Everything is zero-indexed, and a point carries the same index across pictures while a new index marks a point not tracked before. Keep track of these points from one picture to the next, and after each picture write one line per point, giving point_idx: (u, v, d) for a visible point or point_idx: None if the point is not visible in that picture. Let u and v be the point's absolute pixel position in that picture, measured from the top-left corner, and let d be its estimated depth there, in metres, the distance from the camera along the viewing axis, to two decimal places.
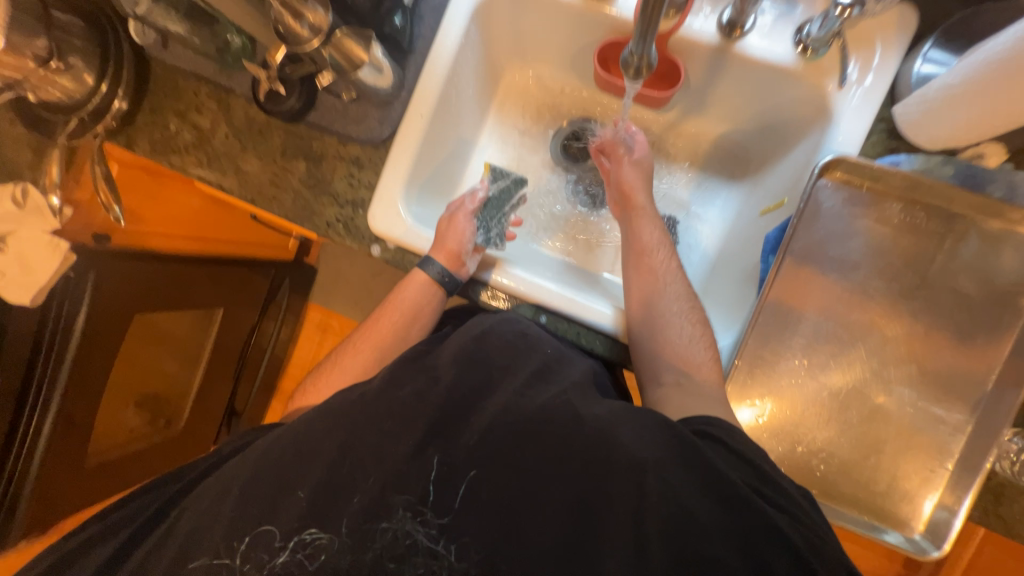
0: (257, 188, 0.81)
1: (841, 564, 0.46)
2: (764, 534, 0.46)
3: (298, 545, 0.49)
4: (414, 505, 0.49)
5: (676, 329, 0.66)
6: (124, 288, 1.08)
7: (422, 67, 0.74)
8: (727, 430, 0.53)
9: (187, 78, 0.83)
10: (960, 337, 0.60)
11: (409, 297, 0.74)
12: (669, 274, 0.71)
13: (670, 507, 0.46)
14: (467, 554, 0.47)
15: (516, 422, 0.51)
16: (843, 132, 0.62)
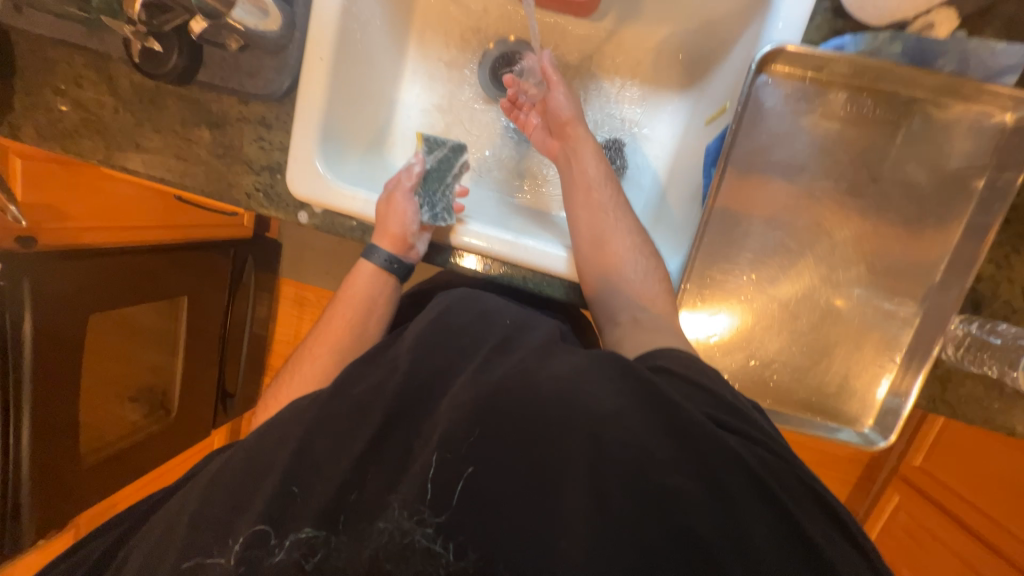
0: (165, 165, 0.74)
1: (803, 485, 0.44)
2: (727, 464, 0.43)
3: (293, 545, 0.43)
4: (410, 503, 0.42)
5: (629, 265, 0.63)
6: (68, 282, 1.05)
7: (310, 4, 0.64)
8: (685, 364, 0.52)
9: (56, 48, 0.73)
10: (908, 230, 0.58)
11: (360, 287, 0.69)
12: (617, 207, 0.66)
13: (630, 449, 0.42)
14: (463, 552, 0.41)
15: (471, 386, 0.46)
16: (783, 18, 0.56)
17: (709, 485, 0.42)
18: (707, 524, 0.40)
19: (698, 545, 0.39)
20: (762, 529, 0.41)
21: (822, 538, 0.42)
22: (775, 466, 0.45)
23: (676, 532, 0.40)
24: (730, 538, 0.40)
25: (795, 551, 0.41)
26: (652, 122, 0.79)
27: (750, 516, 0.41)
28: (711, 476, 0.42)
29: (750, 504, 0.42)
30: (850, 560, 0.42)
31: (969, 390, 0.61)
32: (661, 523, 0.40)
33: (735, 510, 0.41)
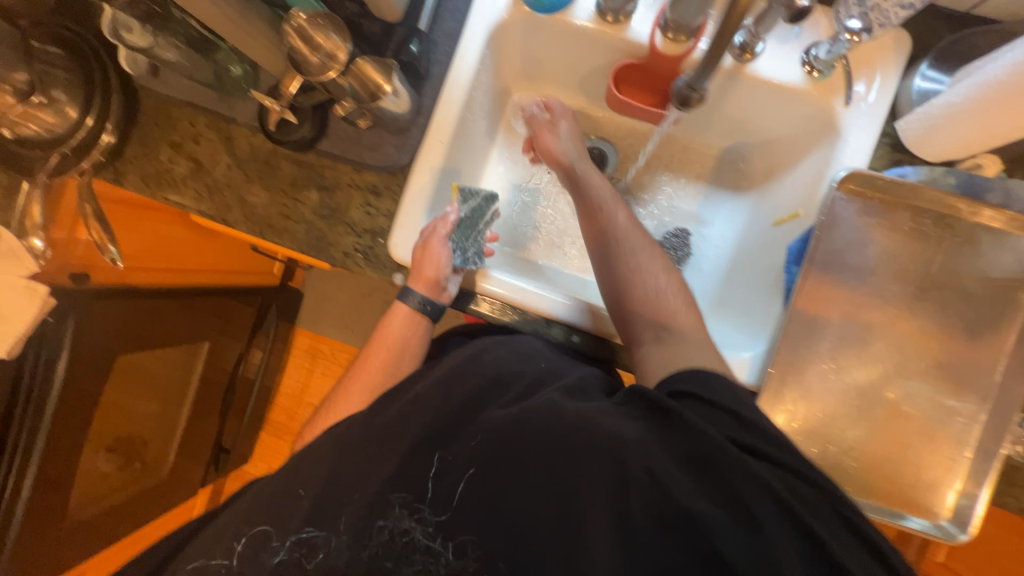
0: (267, 221, 0.77)
1: (827, 501, 0.49)
2: (746, 485, 0.49)
3: (294, 545, 0.55)
4: (410, 504, 0.55)
5: (642, 282, 0.69)
6: (105, 323, 0.99)
7: (440, 93, 0.73)
8: (705, 382, 0.56)
9: (181, 108, 0.79)
10: (969, 334, 0.65)
11: (396, 331, 0.74)
12: (628, 232, 0.73)
13: (650, 473, 0.50)
14: (463, 550, 0.52)
15: (504, 420, 0.56)
16: (852, 148, 0.66)
17: (726, 504, 0.49)
18: (721, 535, 0.47)
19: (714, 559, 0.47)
20: (780, 544, 0.47)
21: (844, 553, 0.47)
22: (799, 485, 0.50)
23: (694, 546, 0.48)
24: (744, 548, 0.47)
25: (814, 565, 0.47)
26: (713, 216, 0.88)
27: (767, 536, 0.47)
28: (730, 497, 0.49)
29: (767, 523, 0.48)
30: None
31: None
32: (679, 537, 0.48)
33: (755, 526, 0.48)
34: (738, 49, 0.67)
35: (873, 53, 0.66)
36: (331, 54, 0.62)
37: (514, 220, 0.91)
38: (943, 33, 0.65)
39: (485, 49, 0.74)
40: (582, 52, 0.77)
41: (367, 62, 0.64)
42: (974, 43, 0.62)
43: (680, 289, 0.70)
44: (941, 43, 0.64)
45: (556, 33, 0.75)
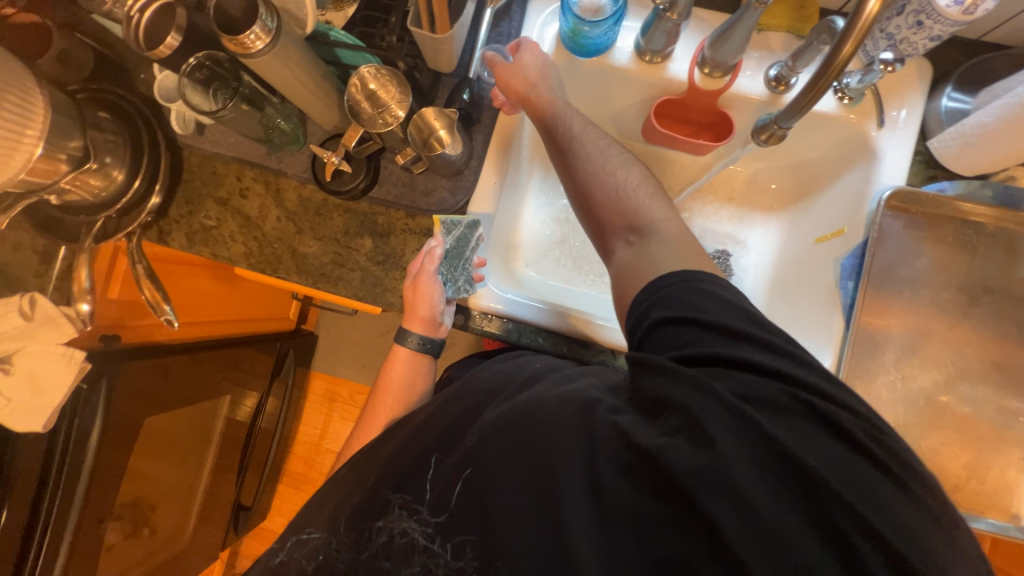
0: (321, 270, 0.77)
1: (830, 444, 0.43)
2: (714, 412, 0.44)
3: (294, 545, 0.60)
4: (410, 505, 0.55)
5: (628, 190, 0.62)
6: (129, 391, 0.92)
7: (491, 135, 0.74)
8: (717, 313, 0.49)
9: (228, 164, 0.79)
10: (1023, 335, 0.67)
11: (399, 372, 0.76)
12: (599, 153, 0.65)
13: (616, 425, 0.47)
14: (462, 551, 0.50)
15: (498, 415, 0.53)
16: (890, 166, 0.70)
17: (693, 436, 0.44)
18: (684, 469, 0.43)
19: (681, 495, 0.43)
20: (756, 478, 0.42)
21: (843, 470, 0.42)
22: (775, 398, 0.45)
23: (662, 491, 0.44)
24: (711, 479, 0.42)
25: (802, 496, 0.41)
26: (748, 234, 0.91)
27: (738, 465, 0.42)
28: (698, 430, 0.44)
29: (740, 453, 0.43)
30: (887, 485, 0.42)
31: None
32: (649, 481, 0.44)
33: (727, 463, 0.42)
34: (773, 81, 0.72)
35: (899, 83, 0.71)
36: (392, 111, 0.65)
37: (558, 252, 0.92)
38: (957, 60, 0.71)
39: None
40: (619, 90, 0.81)
41: (429, 109, 0.67)
42: (992, 67, 0.67)
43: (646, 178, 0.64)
44: (960, 68, 0.69)
45: (596, 74, 0.79)
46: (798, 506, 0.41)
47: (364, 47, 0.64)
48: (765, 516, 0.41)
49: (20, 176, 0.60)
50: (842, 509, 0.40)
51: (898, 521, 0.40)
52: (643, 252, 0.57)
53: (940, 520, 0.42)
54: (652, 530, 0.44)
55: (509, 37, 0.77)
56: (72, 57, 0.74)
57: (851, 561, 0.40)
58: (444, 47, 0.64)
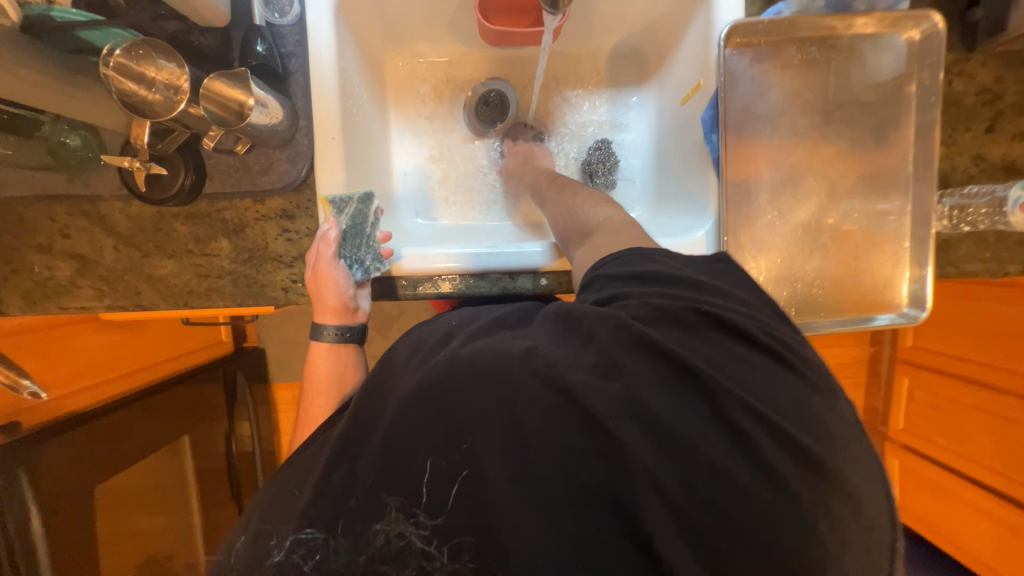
0: (186, 288, 0.70)
1: (763, 369, 0.41)
2: (623, 340, 0.40)
3: (294, 545, 0.41)
4: (407, 506, 0.38)
5: (581, 201, 0.70)
6: (70, 459, 0.92)
7: (310, 85, 0.66)
8: (659, 273, 0.48)
9: (32, 206, 0.68)
10: (876, 139, 0.70)
11: (323, 373, 0.64)
12: (560, 183, 0.76)
13: (537, 370, 0.39)
14: (460, 554, 0.37)
15: (413, 387, 0.41)
16: (726, 2, 0.68)
17: (602, 368, 0.39)
18: (605, 412, 0.37)
19: (603, 430, 0.37)
20: (677, 397, 0.38)
21: (757, 377, 0.41)
22: (704, 329, 0.42)
23: (590, 449, 0.36)
24: (634, 416, 0.37)
25: (726, 406, 0.38)
26: (626, 116, 0.89)
27: (653, 387, 0.38)
28: (608, 363, 0.40)
29: (652, 373, 0.39)
30: (815, 405, 0.42)
31: (966, 250, 0.72)
32: (571, 436, 0.37)
33: (654, 402, 0.38)
34: None
35: None
36: (169, 84, 0.55)
37: (443, 192, 0.88)
38: None
39: (339, 24, 0.67)
40: None
41: (217, 79, 0.57)
42: None
43: (582, 190, 0.73)
44: None
45: None
46: (721, 417, 0.38)
47: (107, 20, 0.54)
48: (692, 438, 0.37)
49: None
50: (757, 409, 0.39)
51: (797, 404, 0.41)
52: (596, 246, 0.59)
53: (843, 413, 0.43)
54: (583, 479, 0.36)
55: None
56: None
57: (795, 466, 0.38)
58: None
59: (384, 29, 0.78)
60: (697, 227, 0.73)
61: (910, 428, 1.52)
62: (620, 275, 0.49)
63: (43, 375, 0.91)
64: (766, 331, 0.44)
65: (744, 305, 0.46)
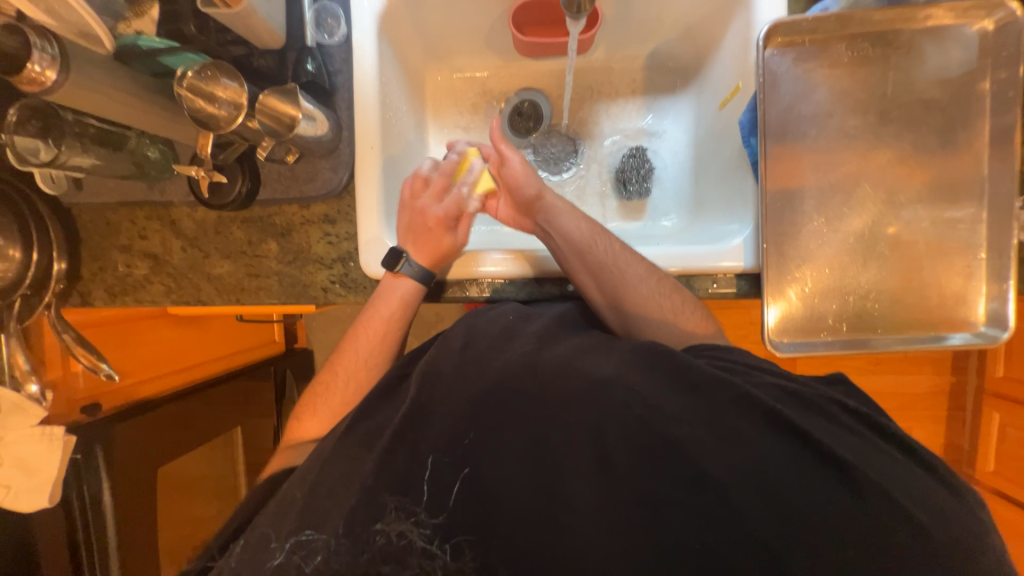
0: (239, 286, 0.77)
1: (848, 433, 0.47)
2: (739, 406, 0.46)
3: (294, 547, 0.46)
4: (407, 505, 0.46)
5: (638, 285, 0.65)
6: (142, 440, 1.00)
7: (353, 99, 0.71)
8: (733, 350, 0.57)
9: (117, 210, 0.78)
10: (943, 140, 0.64)
11: (372, 330, 0.67)
12: (621, 261, 0.67)
13: (632, 404, 0.47)
14: (461, 551, 0.45)
15: (479, 392, 0.50)
16: (766, 1, 0.66)
17: (703, 416, 0.46)
18: (689, 443, 0.45)
19: (709, 485, 0.43)
20: (786, 462, 0.44)
21: (843, 442, 0.45)
22: (798, 396, 0.49)
23: (677, 473, 0.44)
24: (717, 447, 0.44)
25: (836, 480, 0.43)
26: (663, 122, 0.87)
27: (762, 450, 0.44)
28: (722, 426, 0.46)
29: (760, 438, 0.45)
30: (906, 477, 0.44)
31: None
32: (665, 463, 0.44)
33: (738, 441, 0.45)
34: None
35: None
36: (231, 101, 0.60)
37: None
38: None
39: (381, 42, 0.72)
40: None
41: (271, 95, 0.62)
42: None
43: (661, 273, 0.67)
44: None
45: None
46: (830, 487, 0.43)
47: (181, 46, 0.60)
48: (798, 500, 0.42)
49: None
50: (839, 463, 0.43)
51: (913, 486, 0.43)
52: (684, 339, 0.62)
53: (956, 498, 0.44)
54: (654, 495, 0.44)
55: None
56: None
57: (865, 514, 0.42)
58: (253, 21, 0.59)
59: (425, 45, 0.82)
60: (735, 234, 0.69)
61: (1003, 471, 1.33)
62: (727, 356, 0.56)
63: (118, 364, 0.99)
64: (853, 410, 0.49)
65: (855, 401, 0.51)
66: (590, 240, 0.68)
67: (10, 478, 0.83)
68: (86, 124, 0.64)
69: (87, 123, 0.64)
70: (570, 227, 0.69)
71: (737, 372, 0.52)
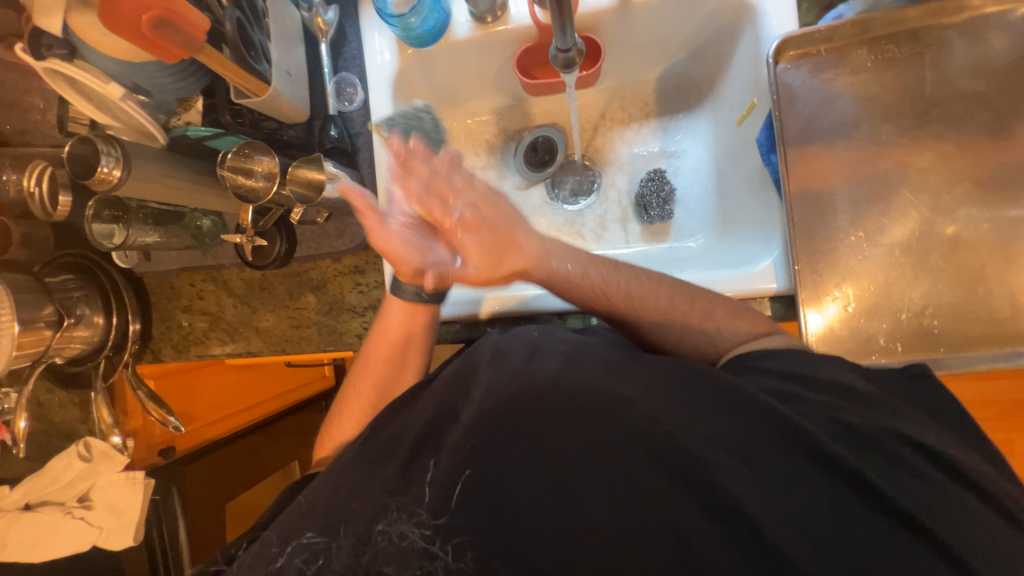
0: (283, 337, 0.82)
1: (905, 468, 0.44)
2: (777, 437, 0.45)
3: (297, 550, 0.50)
4: (409, 506, 0.49)
5: (653, 299, 0.62)
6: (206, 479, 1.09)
7: (374, 157, 0.76)
8: (778, 358, 0.53)
9: (179, 275, 0.87)
10: (996, 136, 0.58)
11: (385, 346, 0.70)
12: (632, 282, 0.63)
13: (660, 425, 0.46)
14: (462, 552, 0.46)
15: (502, 414, 0.50)
16: (774, 16, 0.65)
17: (740, 452, 0.44)
18: (723, 470, 0.43)
19: (744, 518, 0.41)
20: (822, 492, 0.42)
21: (897, 485, 0.43)
22: (860, 432, 0.45)
23: (710, 504, 0.42)
24: (754, 477, 0.43)
25: (875, 510, 0.42)
26: (680, 142, 0.85)
27: (793, 474, 0.43)
28: (759, 458, 0.44)
29: (793, 465, 0.43)
30: (957, 517, 0.42)
31: None
32: (695, 492, 0.43)
33: (775, 475, 0.43)
34: None
35: None
36: (268, 173, 0.66)
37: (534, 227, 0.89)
38: None
39: (397, 103, 0.77)
40: (487, 56, 0.79)
41: (301, 166, 0.67)
42: None
43: (683, 280, 0.63)
44: None
45: (457, 53, 0.78)
46: (868, 518, 0.42)
47: (225, 131, 0.68)
48: (834, 535, 0.41)
49: (13, 352, 0.70)
50: (885, 499, 0.42)
51: (957, 524, 0.42)
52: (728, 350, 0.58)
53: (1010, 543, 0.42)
54: (681, 526, 0.42)
55: (355, 60, 0.77)
56: (35, 238, 0.82)
57: (898, 553, 0.40)
58: (281, 102, 0.65)
59: (439, 96, 0.86)
60: (766, 255, 0.66)
61: None
62: (774, 372, 0.52)
63: (184, 412, 1.03)
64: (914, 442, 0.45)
65: (921, 428, 0.47)
66: (591, 282, 0.63)
67: (98, 519, 0.90)
68: (147, 208, 0.73)
69: (149, 206, 0.74)
70: (560, 271, 0.64)
71: (787, 394, 0.49)
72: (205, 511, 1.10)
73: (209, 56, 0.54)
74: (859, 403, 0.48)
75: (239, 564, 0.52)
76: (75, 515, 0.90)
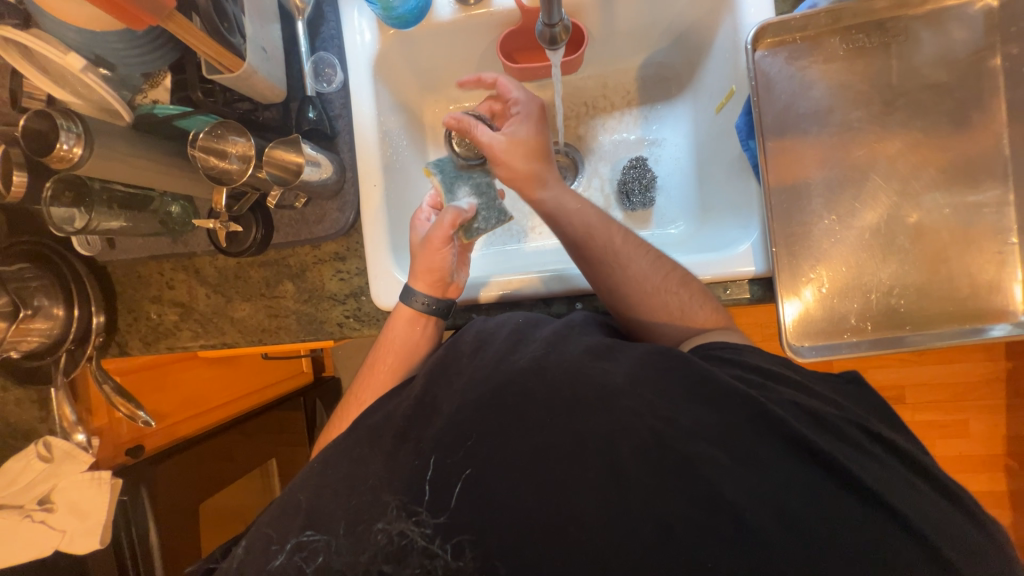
0: (260, 327, 0.80)
1: (875, 463, 0.45)
2: (756, 428, 0.46)
3: (294, 549, 0.48)
4: (408, 505, 0.47)
5: (633, 265, 0.63)
6: (185, 485, 1.04)
7: (354, 140, 0.74)
8: (737, 351, 0.55)
9: (147, 265, 0.82)
10: (956, 123, 0.61)
11: (394, 345, 0.67)
12: (620, 252, 0.64)
13: (643, 415, 0.46)
14: (462, 551, 0.45)
15: (492, 401, 0.49)
16: (752, 3, 0.66)
17: (724, 439, 0.45)
18: (709, 457, 0.44)
19: (727, 506, 0.42)
20: (800, 479, 0.44)
21: (870, 476, 0.44)
22: (834, 425, 0.47)
23: (700, 494, 0.43)
24: (737, 469, 0.44)
25: (852, 497, 0.43)
26: (661, 130, 0.87)
27: (774, 465, 0.44)
28: (744, 450, 0.45)
29: (774, 454, 0.45)
30: (931, 506, 0.44)
31: None
32: (682, 485, 0.43)
33: (756, 463, 0.44)
34: None
35: None
36: (243, 156, 0.64)
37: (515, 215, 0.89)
38: None
39: (377, 86, 0.76)
40: (469, 38, 0.78)
41: (277, 147, 0.64)
42: None
43: (664, 264, 0.64)
44: None
45: (439, 34, 0.77)
46: (848, 508, 0.43)
47: (195, 110, 0.64)
48: (819, 524, 0.42)
49: None
50: (861, 491, 0.43)
51: (929, 511, 0.43)
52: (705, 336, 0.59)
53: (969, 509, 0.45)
54: (666, 516, 0.43)
55: (334, 39, 0.75)
56: None
57: (879, 542, 0.41)
58: (256, 80, 0.62)
59: (420, 80, 0.85)
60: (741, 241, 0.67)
61: None
62: (744, 365, 0.53)
63: (155, 407, 1.00)
64: (881, 439, 0.48)
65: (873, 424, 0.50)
66: (574, 222, 0.65)
67: (60, 522, 0.84)
68: (112, 189, 0.70)
69: (111, 189, 0.70)
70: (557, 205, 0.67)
71: (758, 382, 0.50)
72: (183, 520, 1.04)
73: (181, 24, 0.52)
74: (826, 402, 0.50)
75: (230, 563, 0.50)
76: (36, 519, 0.85)
